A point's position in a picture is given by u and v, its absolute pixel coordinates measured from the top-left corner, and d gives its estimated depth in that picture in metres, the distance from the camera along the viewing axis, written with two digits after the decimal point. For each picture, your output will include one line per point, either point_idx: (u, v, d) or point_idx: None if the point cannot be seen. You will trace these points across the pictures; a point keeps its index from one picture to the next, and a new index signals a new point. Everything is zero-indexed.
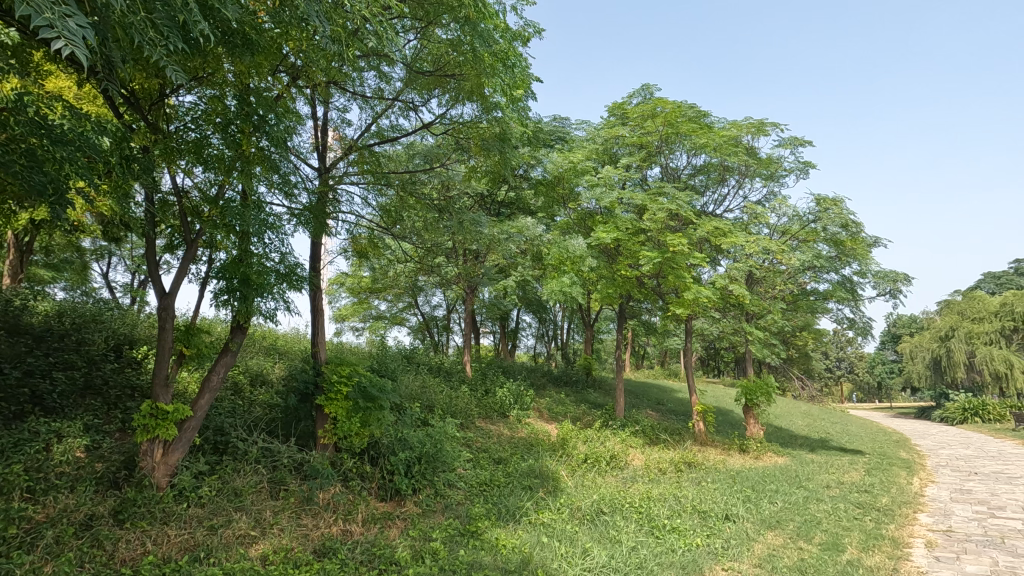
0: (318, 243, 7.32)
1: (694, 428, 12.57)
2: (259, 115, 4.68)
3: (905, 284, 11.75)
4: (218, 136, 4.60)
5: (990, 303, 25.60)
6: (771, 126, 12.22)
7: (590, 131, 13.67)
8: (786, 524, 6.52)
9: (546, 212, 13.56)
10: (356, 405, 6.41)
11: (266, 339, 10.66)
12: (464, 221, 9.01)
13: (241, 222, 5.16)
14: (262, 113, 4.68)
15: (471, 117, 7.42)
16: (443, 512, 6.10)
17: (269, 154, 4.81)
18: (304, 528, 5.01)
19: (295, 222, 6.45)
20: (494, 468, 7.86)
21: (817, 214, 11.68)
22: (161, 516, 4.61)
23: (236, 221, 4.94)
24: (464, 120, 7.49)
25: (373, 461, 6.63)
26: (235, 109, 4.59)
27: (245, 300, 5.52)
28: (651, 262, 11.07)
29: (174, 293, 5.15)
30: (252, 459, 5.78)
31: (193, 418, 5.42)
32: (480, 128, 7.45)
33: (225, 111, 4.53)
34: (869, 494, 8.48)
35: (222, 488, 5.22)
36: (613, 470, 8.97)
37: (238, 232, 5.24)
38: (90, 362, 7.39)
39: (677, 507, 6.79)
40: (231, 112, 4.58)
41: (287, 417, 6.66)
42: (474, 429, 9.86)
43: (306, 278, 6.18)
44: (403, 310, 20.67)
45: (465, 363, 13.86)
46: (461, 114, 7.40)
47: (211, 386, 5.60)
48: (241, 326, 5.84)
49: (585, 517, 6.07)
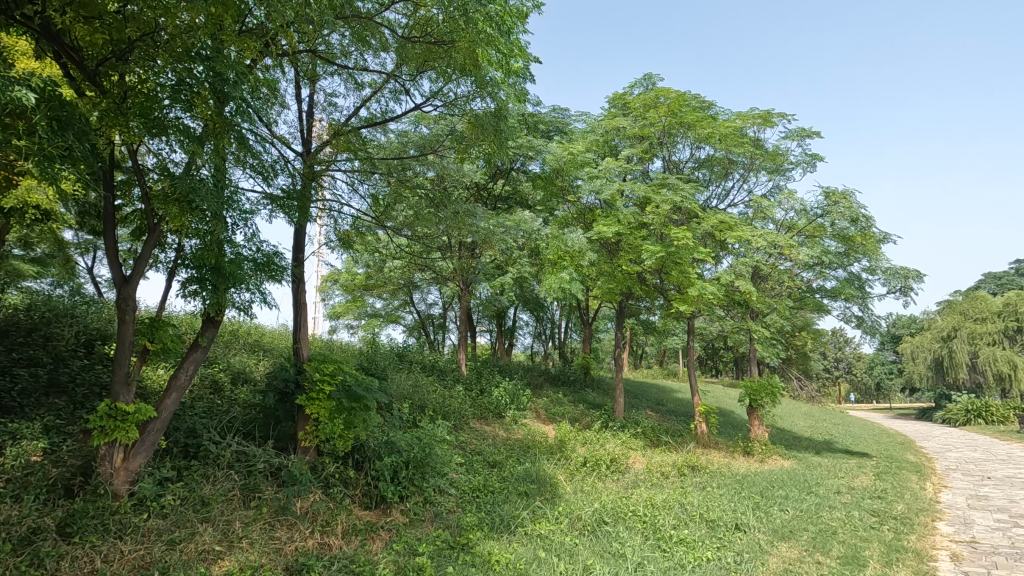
0: (301, 230, 6.86)
1: (696, 430, 12.16)
2: (223, 80, 4.19)
3: (916, 280, 11.28)
4: (177, 102, 4.12)
5: (993, 304, 25.18)
6: (778, 116, 11.76)
7: (590, 122, 13.24)
8: (800, 534, 6.10)
9: (545, 206, 13.14)
10: (340, 406, 5.92)
11: (251, 336, 10.20)
12: (458, 212, 8.56)
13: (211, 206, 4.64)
14: (227, 78, 4.19)
15: (465, 94, 6.92)
16: (432, 522, 5.67)
17: (232, 125, 4.34)
18: (276, 542, 4.56)
19: (273, 206, 5.99)
20: (488, 473, 7.41)
21: (825, 208, 11.27)
22: (115, 529, 4.18)
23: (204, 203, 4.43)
24: (459, 103, 7.05)
25: (358, 466, 6.17)
26: (201, 76, 4.14)
27: (217, 290, 5.09)
28: (653, 257, 10.63)
29: (135, 282, 4.69)
30: (224, 464, 5.32)
31: (158, 419, 4.94)
32: (475, 107, 6.97)
33: (188, 76, 4.07)
34: (884, 500, 8.06)
35: (188, 496, 4.77)
36: (613, 474, 8.54)
37: (208, 216, 4.71)
38: (57, 358, 6.91)
39: (683, 516, 6.35)
40: (190, 76, 4.09)
41: (266, 418, 6.19)
42: (468, 431, 9.40)
43: (284, 269, 5.80)
44: (398, 308, 20.20)
45: (460, 362, 13.39)
46: (454, 90, 6.90)
47: (179, 384, 5.11)
48: (214, 319, 5.39)
49: (586, 529, 5.61)
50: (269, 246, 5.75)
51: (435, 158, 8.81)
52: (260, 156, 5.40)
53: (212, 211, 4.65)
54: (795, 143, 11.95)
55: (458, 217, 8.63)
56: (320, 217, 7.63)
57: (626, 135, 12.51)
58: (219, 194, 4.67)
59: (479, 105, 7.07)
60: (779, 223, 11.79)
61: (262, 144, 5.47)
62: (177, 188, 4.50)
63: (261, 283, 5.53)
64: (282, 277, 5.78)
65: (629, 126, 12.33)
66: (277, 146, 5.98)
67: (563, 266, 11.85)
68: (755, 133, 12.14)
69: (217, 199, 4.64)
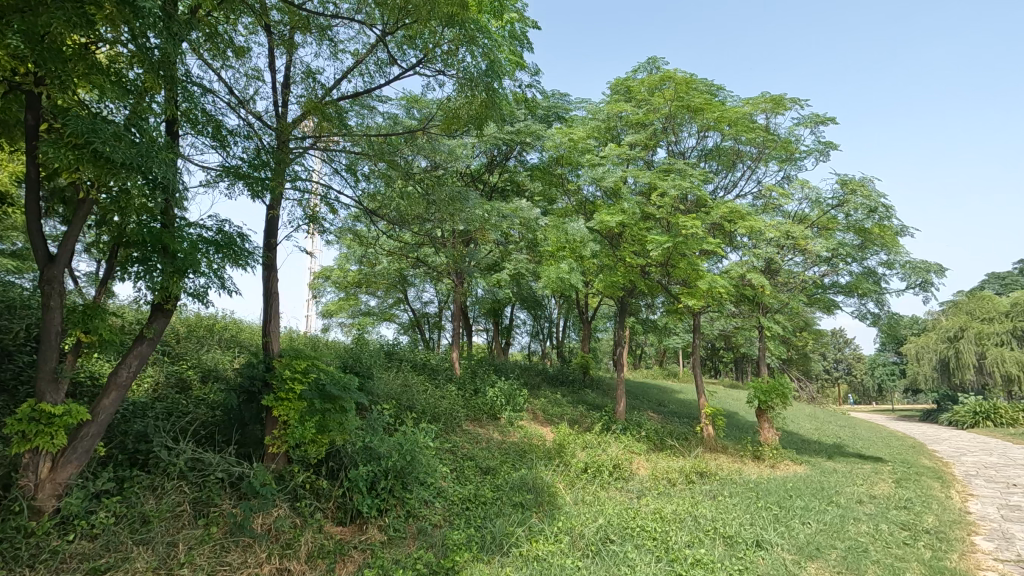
0: (273, 214, 6.19)
1: (703, 433, 11.51)
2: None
3: (937, 274, 10.63)
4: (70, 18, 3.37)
5: (1000, 304, 24.54)
6: (791, 101, 11.07)
7: (590, 108, 12.56)
8: (828, 552, 5.46)
9: (543, 196, 12.48)
10: (312, 407, 5.23)
11: (230, 331, 9.50)
12: (445, 192, 7.88)
13: (142, 167, 3.90)
14: None
15: (450, 45, 6.13)
16: (415, 540, 5.02)
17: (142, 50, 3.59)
18: (225, 570, 3.89)
19: (232, 181, 5.35)
20: (480, 482, 6.75)
21: (840, 199, 10.65)
22: (26, 555, 3.52)
23: (128, 155, 3.72)
24: (444, 55, 6.19)
25: (333, 474, 5.50)
26: None
27: (168, 276, 4.41)
28: (660, 247, 10.01)
29: (61, 262, 3.98)
30: (175, 475, 4.62)
31: (93, 423, 4.24)
32: (463, 62, 6.23)
33: None
34: (910, 511, 7.41)
35: (126, 513, 4.10)
36: (617, 482, 7.86)
37: (141, 179, 3.97)
38: (2, 352, 6.09)
39: (696, 531, 5.70)
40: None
41: (230, 420, 5.49)
42: (460, 434, 8.74)
43: (248, 253, 5.19)
44: (393, 306, 19.57)
45: (454, 361, 12.73)
46: (438, 39, 6.07)
47: (120, 382, 4.40)
48: (164, 309, 4.69)
49: (589, 549, 4.92)
50: (232, 229, 5.20)
51: (425, 139, 8.10)
52: (214, 124, 4.86)
53: (154, 174, 4.00)
54: (809, 130, 11.28)
55: (450, 202, 7.97)
56: (313, 200, 7.03)
57: (628, 123, 11.85)
58: (162, 153, 4.01)
59: (473, 61, 6.27)
60: (789, 214, 11.20)
61: (214, 111, 4.94)
62: (76, 129, 3.58)
63: (222, 268, 4.93)
64: (247, 263, 5.22)
65: (633, 113, 11.66)
66: (238, 117, 5.45)
67: (563, 257, 11.21)
68: (766, 119, 11.44)
69: (160, 158, 3.97)
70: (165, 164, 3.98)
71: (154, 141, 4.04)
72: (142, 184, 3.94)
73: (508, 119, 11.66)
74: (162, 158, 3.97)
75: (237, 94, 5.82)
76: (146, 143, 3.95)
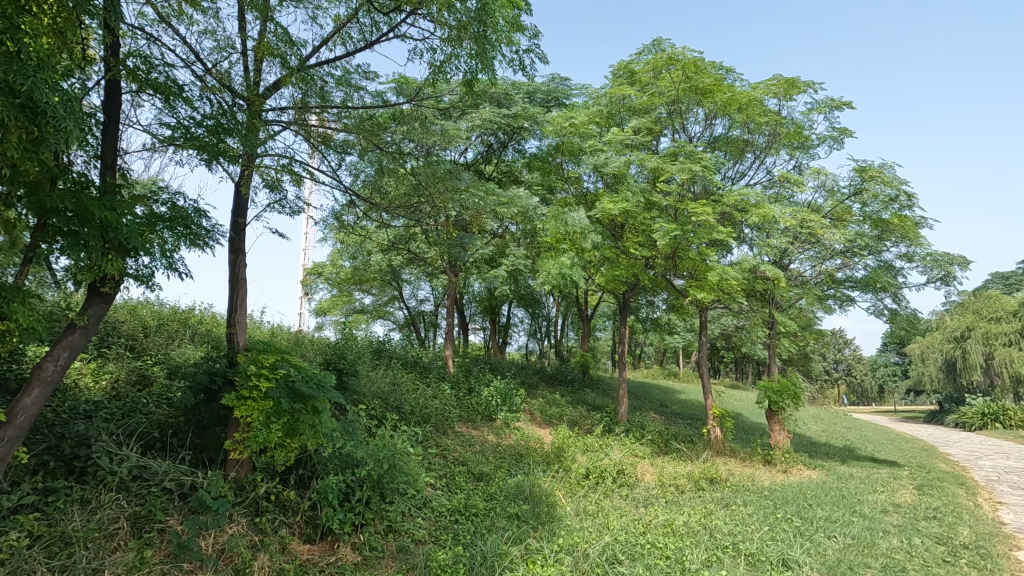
0: (242, 191, 5.53)
1: (709, 435, 10.90)
2: None
3: (960, 268, 10.01)
4: None
5: (1009, 303, 23.82)
6: (805, 84, 10.46)
7: (591, 93, 11.92)
8: (863, 572, 4.83)
9: (542, 185, 11.85)
10: (279, 408, 4.53)
11: (208, 325, 8.84)
12: (436, 171, 7.23)
13: (17, 94, 2.89)
14: None
15: None
16: (392, 560, 4.40)
17: None
18: None
19: (189, 149, 4.70)
20: (472, 490, 6.11)
21: (856, 187, 10.08)
22: None
23: None
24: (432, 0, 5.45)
25: (302, 483, 4.87)
26: None
27: (103, 254, 3.77)
28: (667, 236, 9.39)
29: None
30: (114, 486, 3.97)
31: (8, 426, 3.55)
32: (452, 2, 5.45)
33: None
34: (941, 522, 6.81)
35: (45, 533, 3.47)
36: (622, 489, 7.23)
37: (27, 116, 3.00)
38: None
39: (713, 548, 5.06)
40: None
41: (188, 421, 4.80)
42: (451, 437, 8.09)
43: (204, 231, 4.57)
44: (387, 303, 18.86)
45: (448, 359, 12.10)
46: None
47: (44, 377, 3.72)
48: (102, 293, 4.05)
49: (595, 572, 4.27)
50: (187, 204, 4.61)
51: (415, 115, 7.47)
52: (160, 81, 4.21)
53: (35, 102, 2.96)
54: (823, 116, 10.66)
55: (443, 183, 7.32)
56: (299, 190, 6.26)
57: (632, 108, 11.23)
58: (46, 74, 2.96)
59: (462, 4, 5.58)
60: (803, 203, 10.60)
61: (162, 66, 4.29)
62: None
63: (173, 248, 4.32)
64: (205, 243, 4.61)
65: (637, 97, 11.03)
66: (194, 76, 4.77)
67: (562, 249, 10.61)
68: (778, 103, 10.80)
69: (42, 81, 2.93)
70: (50, 89, 2.95)
71: (43, 59, 3.02)
72: (20, 115, 2.92)
73: (505, 102, 11.05)
74: (44, 81, 2.93)
75: (198, 52, 5.10)
76: (28, 59, 2.93)
